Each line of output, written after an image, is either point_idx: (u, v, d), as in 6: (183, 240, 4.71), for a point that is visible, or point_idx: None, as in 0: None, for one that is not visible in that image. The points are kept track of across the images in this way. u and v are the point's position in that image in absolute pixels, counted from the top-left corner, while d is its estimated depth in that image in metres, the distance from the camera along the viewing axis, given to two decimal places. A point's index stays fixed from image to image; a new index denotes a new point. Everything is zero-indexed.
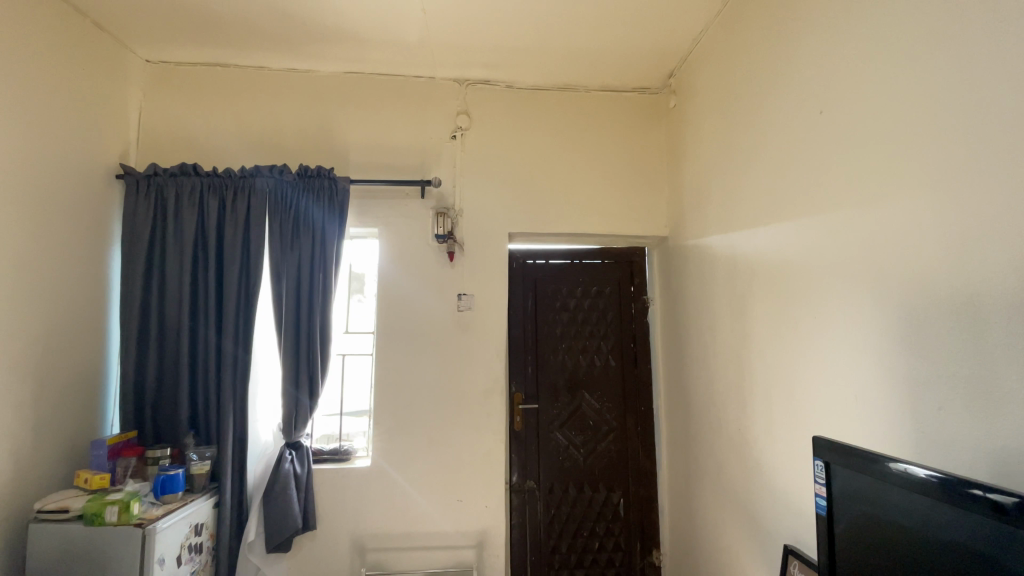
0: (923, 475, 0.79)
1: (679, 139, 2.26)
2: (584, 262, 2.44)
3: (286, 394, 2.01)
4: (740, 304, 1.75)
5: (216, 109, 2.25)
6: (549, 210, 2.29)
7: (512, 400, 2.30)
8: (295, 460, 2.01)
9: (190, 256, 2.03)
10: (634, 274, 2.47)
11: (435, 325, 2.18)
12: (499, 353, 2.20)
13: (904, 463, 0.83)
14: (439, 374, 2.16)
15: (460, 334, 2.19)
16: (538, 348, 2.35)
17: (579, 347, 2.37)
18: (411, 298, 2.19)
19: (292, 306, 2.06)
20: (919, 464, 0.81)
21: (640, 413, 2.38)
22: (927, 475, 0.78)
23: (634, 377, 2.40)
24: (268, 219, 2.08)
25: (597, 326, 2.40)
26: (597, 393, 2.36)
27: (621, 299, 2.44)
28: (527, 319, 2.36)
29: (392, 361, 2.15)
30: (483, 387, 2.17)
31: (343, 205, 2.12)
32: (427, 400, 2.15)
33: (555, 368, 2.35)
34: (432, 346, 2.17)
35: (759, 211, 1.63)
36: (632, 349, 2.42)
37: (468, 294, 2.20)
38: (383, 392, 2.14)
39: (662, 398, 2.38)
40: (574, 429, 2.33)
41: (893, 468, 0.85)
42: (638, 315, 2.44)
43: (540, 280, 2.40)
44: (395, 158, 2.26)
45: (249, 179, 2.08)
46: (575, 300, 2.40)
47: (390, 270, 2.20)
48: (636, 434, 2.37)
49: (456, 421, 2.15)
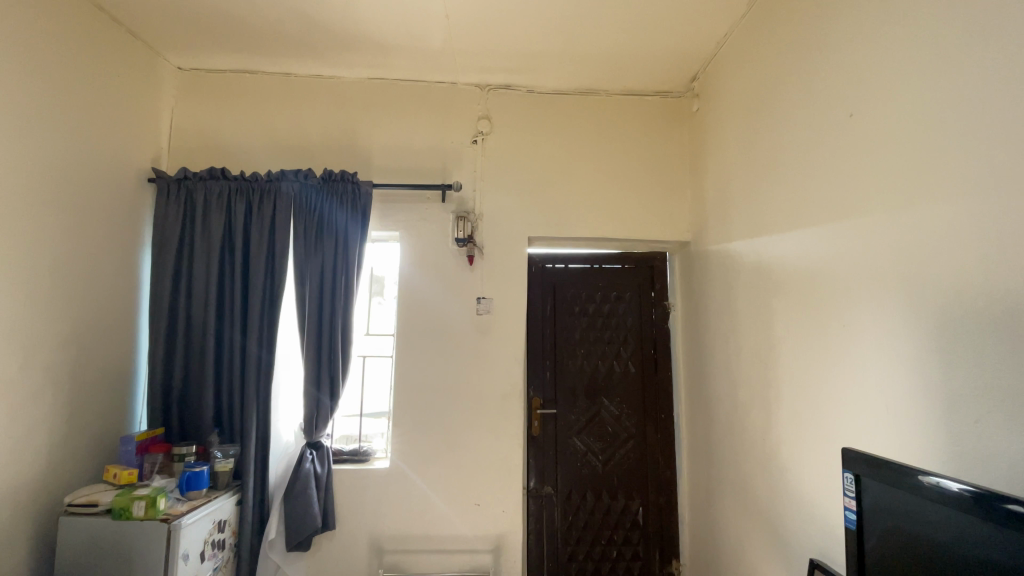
0: (955, 488, 0.77)
1: (702, 143, 2.24)
2: (604, 267, 2.42)
3: (308, 395, 2.04)
4: (765, 311, 1.71)
5: (244, 114, 2.30)
6: (570, 214, 2.29)
7: (530, 405, 2.30)
8: (315, 460, 2.04)
9: (217, 258, 2.08)
10: (655, 278, 2.44)
11: (454, 329, 2.19)
12: (518, 358, 2.19)
13: (936, 476, 0.80)
14: (458, 378, 2.17)
15: (479, 337, 2.19)
16: (557, 354, 2.34)
17: (598, 353, 2.35)
18: (431, 301, 2.20)
19: (314, 307, 2.08)
20: (952, 477, 0.78)
21: (660, 420, 2.35)
22: (960, 488, 0.76)
23: (654, 384, 2.37)
24: (293, 222, 2.11)
25: (617, 331, 2.38)
26: (616, 399, 2.33)
27: (642, 305, 2.41)
28: (547, 325, 2.35)
29: (412, 364, 2.16)
30: (501, 391, 2.17)
31: (366, 209, 2.13)
32: (446, 404, 2.15)
33: (575, 373, 2.33)
34: (451, 350, 2.18)
35: (786, 216, 1.60)
36: (653, 355, 2.39)
37: (487, 298, 2.21)
38: (403, 394, 2.15)
39: (683, 406, 2.34)
40: (593, 435, 2.31)
41: (925, 481, 0.82)
42: (659, 321, 2.41)
43: (560, 284, 2.39)
44: (417, 162, 2.27)
45: (275, 183, 2.12)
46: (594, 306, 2.38)
47: (411, 273, 2.21)
48: (655, 441, 2.34)
49: (474, 424, 2.15)
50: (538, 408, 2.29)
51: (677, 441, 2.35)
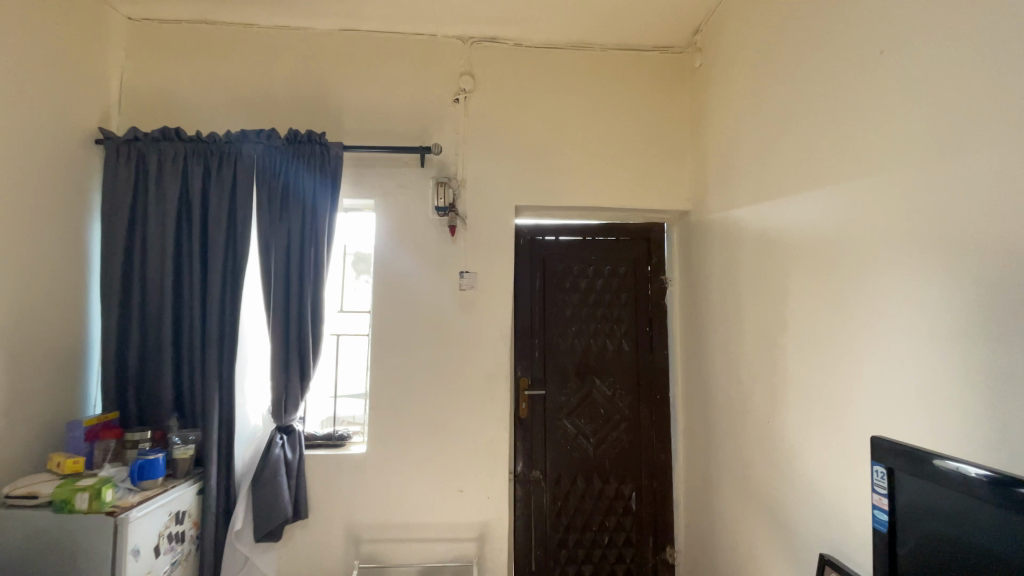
0: (974, 473, 0.67)
1: (705, 103, 2.05)
2: (597, 239, 2.25)
3: (276, 377, 1.88)
4: (774, 284, 1.55)
5: (202, 69, 2.09)
6: (561, 182, 2.11)
7: (517, 386, 2.15)
8: (286, 446, 1.90)
9: (173, 227, 1.90)
10: (652, 252, 2.27)
11: (434, 306, 2.02)
12: (504, 336, 2.04)
13: (954, 460, 0.71)
14: (439, 357, 2.01)
15: (462, 313, 2.03)
16: (545, 332, 2.18)
17: (590, 331, 2.20)
18: (409, 275, 2.02)
19: (280, 282, 1.90)
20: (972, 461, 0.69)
21: (654, 401, 2.21)
22: (979, 473, 0.67)
23: (649, 364, 2.22)
24: (255, 188, 1.92)
25: (610, 308, 2.22)
26: (609, 380, 2.19)
27: (636, 281, 2.25)
28: (534, 302, 2.19)
29: (388, 342, 2.00)
30: (486, 371, 2.02)
31: (336, 173, 1.93)
32: (426, 386, 2.00)
33: (565, 352, 2.18)
34: (431, 328, 2.01)
35: (801, 177, 1.43)
36: (648, 333, 2.23)
37: (470, 272, 2.04)
38: (379, 376, 1.99)
39: (679, 386, 2.20)
40: (585, 417, 2.16)
41: (941, 466, 0.73)
42: (655, 297, 2.25)
43: (550, 258, 2.22)
44: (393, 123, 2.07)
45: (235, 145, 1.92)
46: (586, 281, 2.22)
47: (387, 244, 2.03)
48: (650, 423, 2.20)
49: (457, 407, 2.01)
50: (525, 390, 2.14)
51: (673, 424, 2.21)
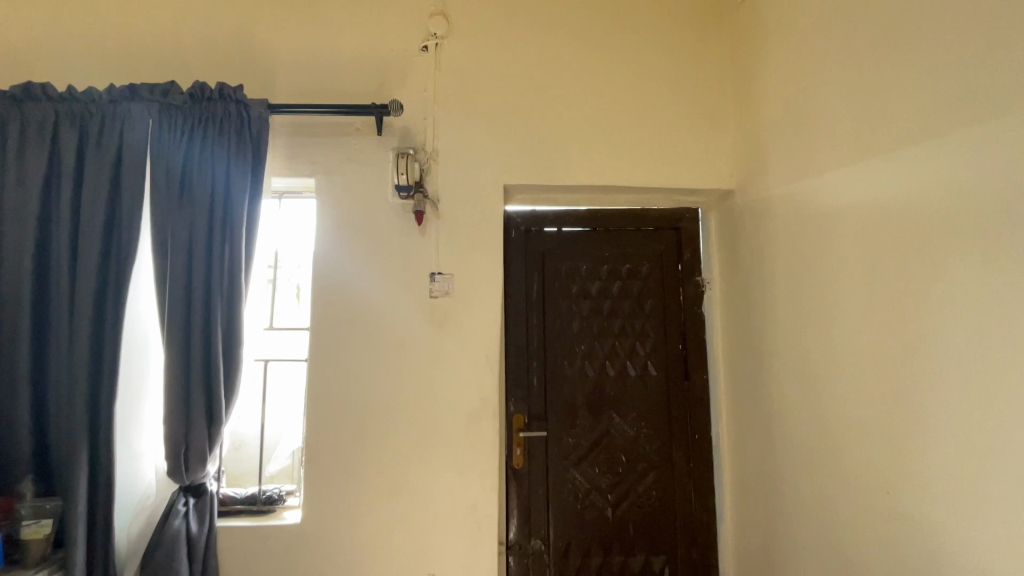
0: None
1: (755, 44, 1.54)
2: (612, 230, 1.70)
3: (172, 420, 1.36)
4: (892, 283, 1.02)
5: (94, 12, 1.59)
6: (565, 154, 1.59)
7: (510, 427, 1.59)
8: (190, 515, 1.38)
9: (35, 215, 1.38)
10: (685, 245, 1.71)
11: (393, 320, 1.49)
12: (493, 361, 1.50)
13: None
14: (401, 391, 1.48)
15: (432, 329, 1.50)
16: (547, 355, 1.62)
17: (606, 351, 1.64)
18: (359, 280, 1.48)
19: (180, 288, 1.38)
20: None
21: (692, 443, 1.65)
22: None
23: (686, 396, 1.66)
24: (150, 163, 1.42)
25: (631, 320, 1.66)
26: (633, 417, 1.63)
27: (665, 285, 1.69)
28: (532, 314, 1.64)
29: (332, 371, 1.46)
30: (467, 408, 1.49)
31: (260, 142, 1.44)
32: (384, 431, 1.46)
33: (573, 381, 1.62)
34: (391, 352, 1.48)
35: (949, 108, 0.90)
36: (684, 355, 1.67)
37: (445, 274, 1.51)
38: (319, 418, 1.45)
39: (726, 425, 1.65)
40: (601, 468, 1.61)
41: None
42: (691, 307, 1.69)
43: (551, 255, 1.67)
44: (341, 79, 1.57)
45: (124, 105, 1.43)
46: (600, 286, 1.67)
47: (329, 239, 1.50)
48: (687, 473, 1.64)
49: (428, 457, 1.47)
50: (521, 433, 1.57)
51: (717, 476, 1.66)
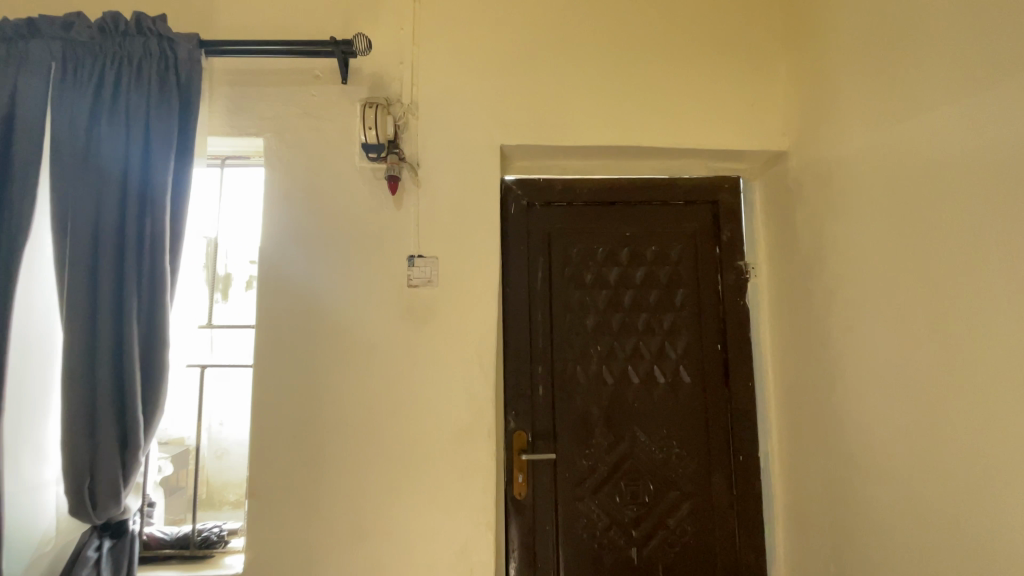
0: None
1: None
2: (634, 205, 1.38)
3: (74, 442, 1.06)
4: None
5: None
6: (577, 107, 1.27)
7: (509, 449, 1.27)
8: (103, 562, 1.07)
9: None
10: (723, 223, 1.39)
11: (360, 316, 1.16)
12: (489, 367, 1.17)
13: None
14: (371, 407, 1.15)
15: (409, 327, 1.17)
16: (555, 358, 1.31)
17: (627, 353, 1.32)
18: (316, 264, 1.17)
19: (83, 272, 1.07)
20: None
21: (735, 466, 1.33)
22: None
23: (728, 409, 1.34)
24: (49, 114, 1.12)
25: (659, 314, 1.35)
26: (663, 436, 1.31)
27: (700, 273, 1.38)
28: (537, 307, 1.32)
29: (282, 379, 1.14)
30: (456, 428, 1.16)
31: (191, 88, 1.14)
32: (349, 459, 1.14)
33: (587, 391, 1.30)
34: (357, 357, 1.15)
35: None
36: (725, 358, 1.35)
37: (426, 256, 1.19)
38: (263, 442, 1.13)
39: (776, 445, 1.34)
40: (622, 499, 1.29)
41: None
42: (732, 300, 1.37)
43: (559, 235, 1.35)
44: (297, 16, 1.26)
45: (18, 41, 1.13)
46: (619, 274, 1.35)
47: (278, 213, 1.18)
48: (729, 504, 1.32)
49: (406, 494, 1.14)
50: (524, 456, 1.25)
51: (768, 510, 1.33)
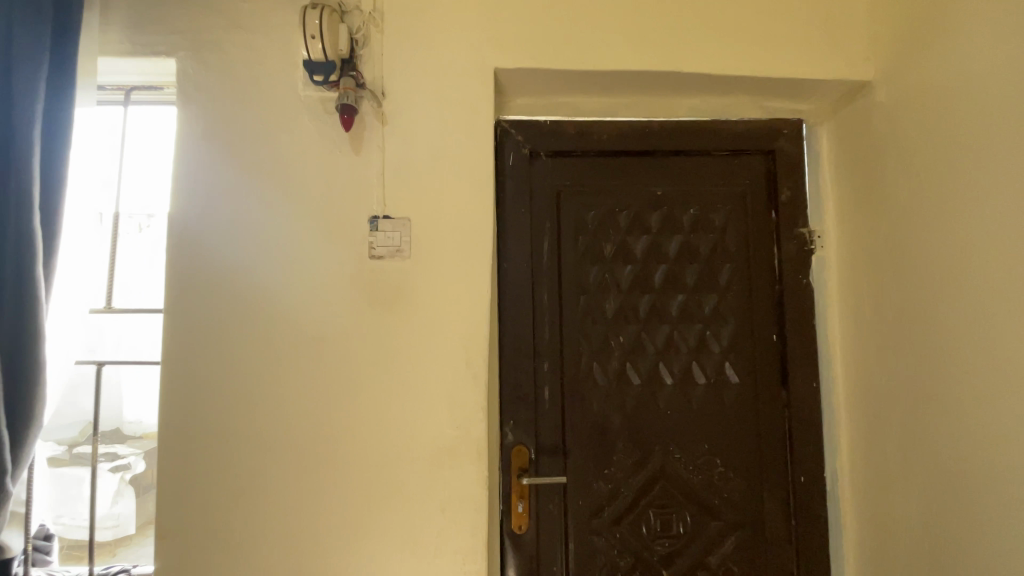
0: None
1: None
2: (667, 155, 1.07)
3: None
4: None
5: None
6: (597, 18, 0.95)
7: (506, 471, 0.98)
8: None
9: None
10: (781, 180, 1.09)
11: (306, 298, 0.87)
12: (480, 365, 0.88)
13: None
14: (321, 419, 0.86)
15: (371, 313, 0.87)
16: (565, 353, 1.01)
17: (658, 346, 1.03)
18: (247, 230, 0.87)
19: None
20: None
21: (795, 490, 1.03)
22: None
23: (786, 419, 1.05)
24: None
25: (698, 295, 1.05)
26: (702, 452, 1.02)
27: (750, 244, 1.07)
28: (542, 288, 1.02)
29: (202, 381, 0.85)
30: (435, 447, 0.87)
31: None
32: (293, 489, 0.85)
33: (606, 396, 1.01)
34: (301, 353, 0.86)
35: None
36: (782, 353, 1.06)
37: (394, 218, 0.89)
38: (177, 467, 0.84)
39: (849, 462, 1.05)
40: (650, 532, 1.01)
41: None
42: (792, 279, 1.07)
43: (571, 193, 1.04)
44: None
45: None
46: (647, 245, 1.05)
47: (194, 160, 0.88)
48: (787, 537, 1.03)
49: (369, 533, 0.85)
50: (525, 480, 0.96)
51: (835, 542, 1.05)
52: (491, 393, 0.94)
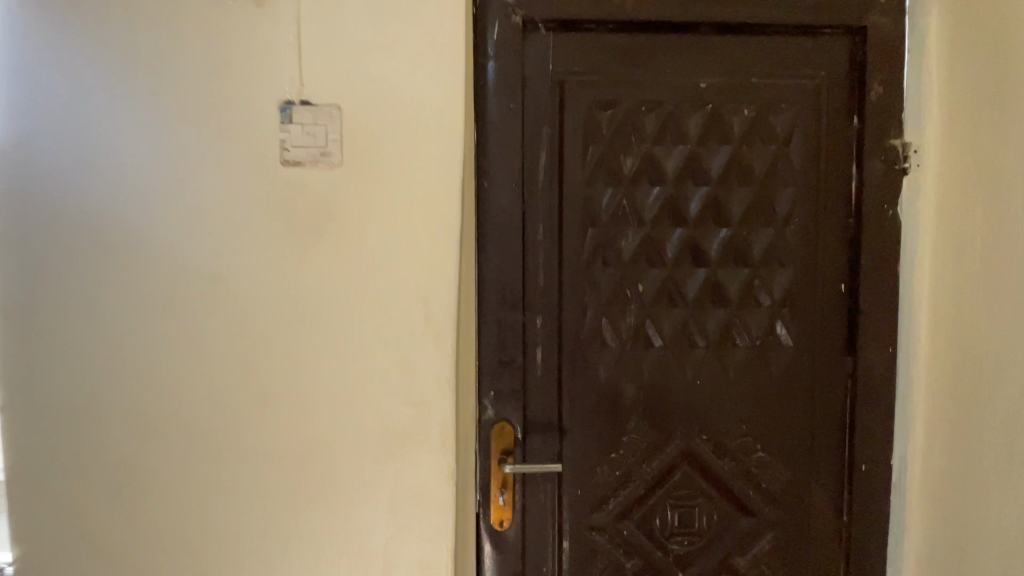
0: None
1: None
2: (717, 32, 0.77)
3: None
4: None
5: None
6: None
7: (484, 455, 0.76)
8: None
9: None
10: (873, 70, 0.78)
11: (201, 223, 0.61)
12: (446, 322, 0.64)
13: None
14: (227, 391, 0.63)
15: (294, 247, 0.62)
16: (565, 306, 0.76)
17: (689, 296, 0.77)
18: (110, 123, 0.60)
19: None
20: None
21: (856, 485, 0.80)
22: None
23: (851, 395, 0.80)
24: None
25: (747, 229, 0.78)
26: (738, 434, 0.79)
27: (821, 164, 0.79)
28: (536, 217, 0.75)
29: (59, 337, 0.61)
30: (382, 431, 0.63)
31: None
32: (190, 480, 0.63)
33: (617, 362, 0.77)
34: (196, 301, 0.62)
35: None
36: (853, 310, 0.80)
37: (317, 105, 0.61)
38: (29, 449, 0.62)
39: (924, 454, 0.79)
40: (665, 529, 0.80)
41: None
42: (876, 211, 0.79)
43: (578, 84, 0.75)
44: None
45: None
46: (683, 159, 0.76)
47: (22, 16, 0.59)
48: (842, 539, 0.81)
49: (293, 540, 0.63)
50: (507, 468, 0.74)
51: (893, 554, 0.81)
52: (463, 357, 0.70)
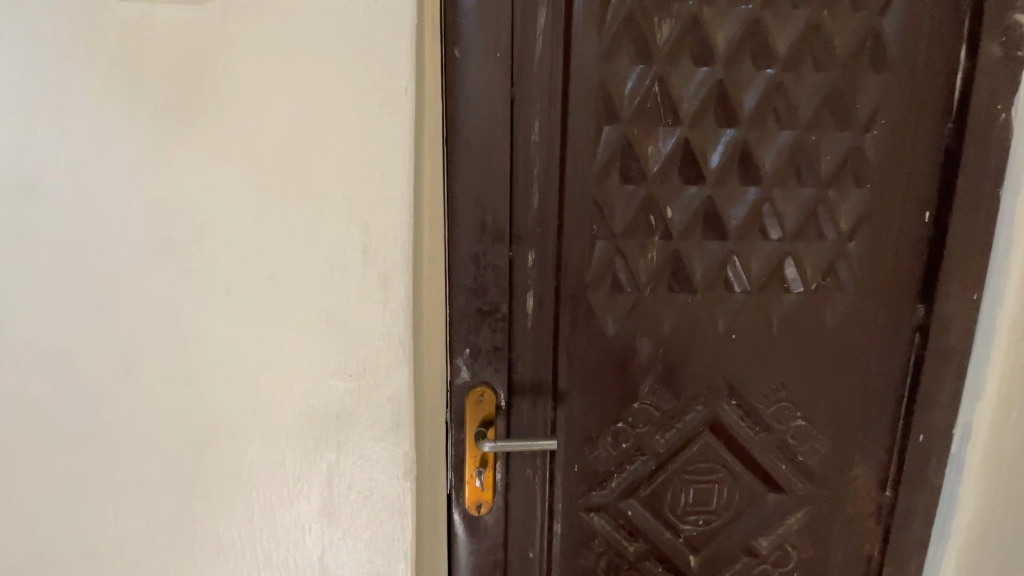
0: None
1: None
2: None
3: None
4: None
5: None
6: None
7: (456, 429, 0.59)
8: None
9: None
10: None
11: (12, 101, 0.40)
12: (399, 262, 0.44)
13: None
14: (79, 355, 0.43)
15: (165, 145, 0.41)
16: (565, 238, 0.56)
17: (731, 224, 0.58)
18: None
19: None
20: None
21: (910, 458, 0.66)
22: None
23: (916, 355, 0.64)
24: None
25: (814, 135, 0.57)
26: (775, 399, 0.64)
27: (923, 44, 0.57)
28: (529, 112, 0.53)
29: None
30: (309, 412, 0.45)
31: None
32: (39, 479, 0.45)
33: (631, 312, 0.59)
34: (18, 222, 0.41)
35: None
36: (936, 249, 0.61)
37: None
38: None
39: (993, 426, 0.65)
40: (677, 508, 0.66)
41: None
42: (989, 112, 0.57)
43: None
44: None
45: None
46: (741, 29, 0.53)
47: None
48: (883, 514, 0.68)
49: (194, 553, 0.47)
50: (486, 447, 0.57)
51: (940, 534, 0.69)
52: (427, 308, 0.51)
